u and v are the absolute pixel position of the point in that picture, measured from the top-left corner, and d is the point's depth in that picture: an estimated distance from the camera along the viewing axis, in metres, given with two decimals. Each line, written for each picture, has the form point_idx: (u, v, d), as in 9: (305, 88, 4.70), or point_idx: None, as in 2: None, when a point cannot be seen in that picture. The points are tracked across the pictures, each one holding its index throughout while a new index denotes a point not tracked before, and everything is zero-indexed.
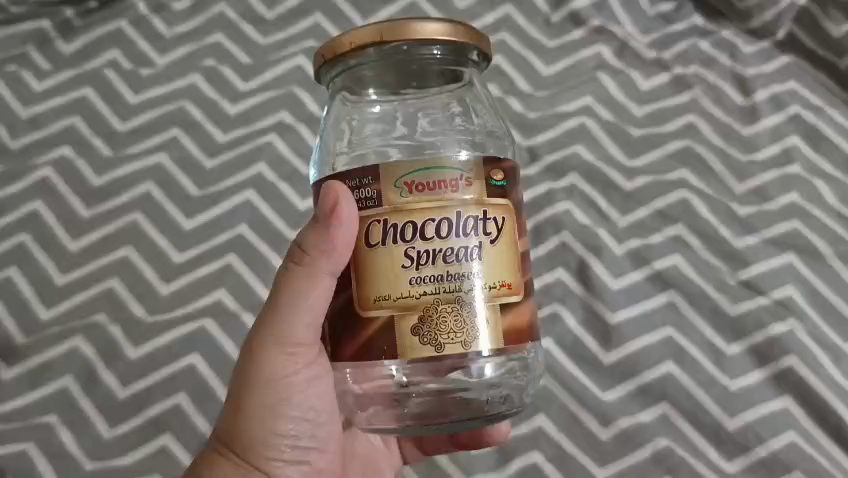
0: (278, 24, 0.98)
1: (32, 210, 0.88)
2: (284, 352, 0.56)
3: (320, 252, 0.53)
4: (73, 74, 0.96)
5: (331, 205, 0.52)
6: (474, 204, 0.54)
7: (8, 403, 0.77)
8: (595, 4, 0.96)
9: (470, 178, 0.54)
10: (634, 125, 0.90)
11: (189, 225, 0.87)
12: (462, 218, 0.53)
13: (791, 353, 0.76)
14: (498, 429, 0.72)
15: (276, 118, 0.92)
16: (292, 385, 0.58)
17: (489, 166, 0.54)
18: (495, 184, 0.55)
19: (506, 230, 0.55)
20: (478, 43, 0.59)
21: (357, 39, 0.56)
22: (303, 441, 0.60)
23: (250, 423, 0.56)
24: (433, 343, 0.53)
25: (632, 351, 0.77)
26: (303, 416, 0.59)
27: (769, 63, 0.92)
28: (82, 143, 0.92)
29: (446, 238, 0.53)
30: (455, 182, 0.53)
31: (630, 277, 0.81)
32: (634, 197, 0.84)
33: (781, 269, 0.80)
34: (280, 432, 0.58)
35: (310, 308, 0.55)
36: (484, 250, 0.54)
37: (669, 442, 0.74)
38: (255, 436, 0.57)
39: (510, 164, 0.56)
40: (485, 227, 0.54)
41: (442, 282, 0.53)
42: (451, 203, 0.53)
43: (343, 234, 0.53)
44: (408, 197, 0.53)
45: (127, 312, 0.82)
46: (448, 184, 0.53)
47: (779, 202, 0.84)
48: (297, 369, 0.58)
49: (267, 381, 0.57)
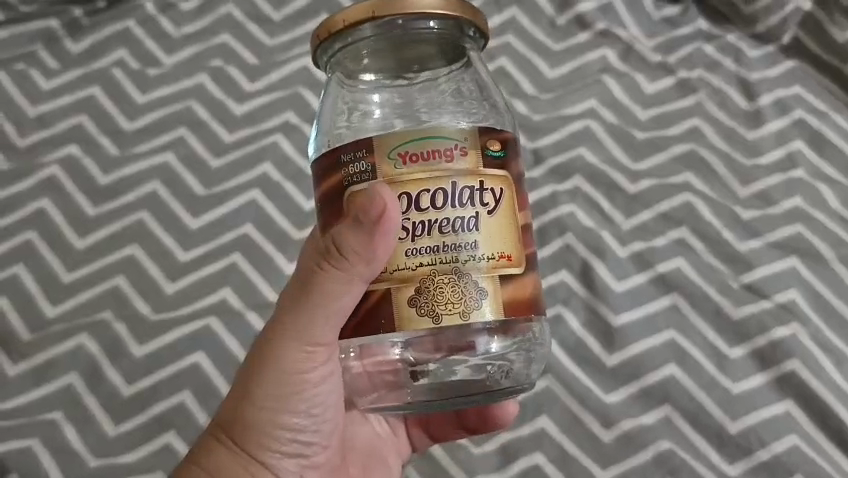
0: (284, 25, 0.99)
1: (38, 208, 0.88)
2: (304, 351, 0.55)
3: (358, 259, 0.51)
4: (81, 73, 0.97)
5: (377, 213, 0.49)
6: (470, 176, 0.53)
7: (14, 399, 0.78)
8: (599, 8, 0.96)
9: (466, 149, 0.54)
10: (638, 129, 0.90)
11: (195, 225, 0.87)
12: (458, 188, 0.53)
13: (793, 356, 0.76)
14: (506, 409, 0.72)
15: (282, 118, 0.93)
16: (308, 382, 0.57)
17: (484, 136, 0.54)
18: (492, 154, 0.54)
19: (504, 201, 0.54)
20: (473, 19, 0.59)
21: (348, 16, 0.56)
22: (305, 435, 0.60)
23: (257, 416, 0.56)
24: (430, 315, 0.53)
25: (635, 354, 0.78)
26: (311, 412, 0.59)
27: (774, 67, 0.93)
28: (88, 142, 0.92)
29: (441, 209, 0.53)
30: (450, 152, 0.53)
31: (633, 279, 0.81)
32: (638, 200, 0.85)
33: (784, 273, 0.80)
34: (286, 425, 0.58)
35: (339, 313, 0.53)
36: (481, 221, 0.53)
37: (671, 444, 0.74)
38: (260, 429, 0.57)
39: (507, 135, 0.55)
40: (482, 197, 0.54)
41: (438, 253, 0.53)
42: (447, 173, 0.53)
43: (385, 244, 0.51)
44: (402, 169, 0.53)
45: (132, 309, 0.83)
46: (442, 155, 0.53)
47: (783, 206, 0.84)
48: (315, 366, 0.57)
49: (282, 377, 0.56)
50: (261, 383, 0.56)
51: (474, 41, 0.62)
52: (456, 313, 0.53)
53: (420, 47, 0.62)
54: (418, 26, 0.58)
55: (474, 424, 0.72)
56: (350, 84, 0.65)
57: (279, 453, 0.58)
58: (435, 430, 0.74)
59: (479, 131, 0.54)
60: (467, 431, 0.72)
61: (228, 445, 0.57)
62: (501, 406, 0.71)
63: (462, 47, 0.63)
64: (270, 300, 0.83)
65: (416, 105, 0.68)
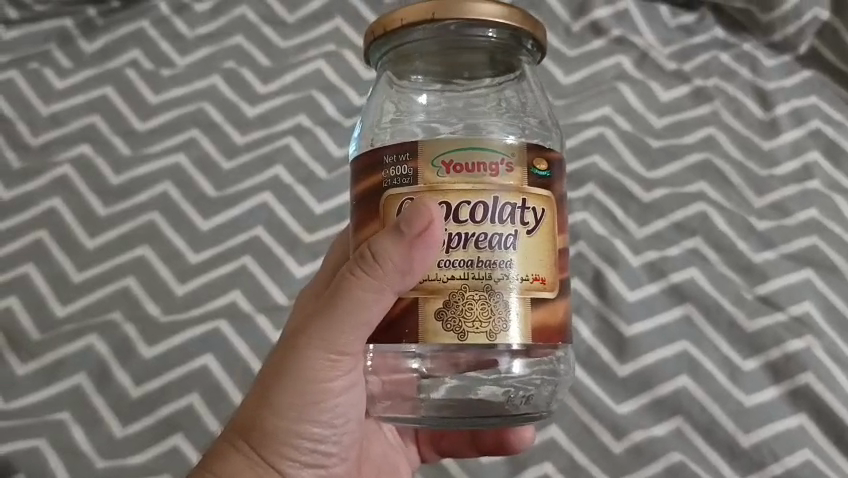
0: (298, 27, 0.99)
1: (50, 207, 0.89)
2: (330, 358, 0.55)
3: (393, 268, 0.51)
4: (94, 73, 0.97)
5: (421, 224, 0.50)
6: (513, 192, 0.53)
7: (22, 398, 0.78)
8: (615, 15, 0.96)
9: (512, 164, 0.53)
10: (653, 136, 0.89)
11: (206, 226, 0.87)
12: (499, 203, 0.52)
13: (807, 369, 0.75)
14: (521, 435, 0.71)
15: (295, 120, 0.92)
16: (332, 391, 0.56)
17: (533, 153, 0.54)
18: (537, 173, 0.54)
19: (545, 222, 0.54)
20: (530, 30, 0.58)
21: (405, 17, 0.56)
22: (323, 447, 0.59)
23: (277, 420, 0.55)
24: (456, 331, 0.52)
25: (648, 364, 0.77)
26: (332, 422, 0.58)
27: (790, 77, 0.92)
28: (101, 141, 0.92)
29: (480, 223, 0.52)
30: (496, 166, 0.53)
31: (646, 289, 0.80)
32: (652, 209, 0.84)
33: (799, 284, 0.79)
34: (306, 435, 0.57)
35: (368, 323, 0.53)
36: (519, 239, 0.53)
37: (682, 457, 0.73)
38: (278, 435, 0.55)
39: (555, 155, 0.55)
40: (523, 216, 0.53)
41: (472, 268, 0.52)
42: (490, 187, 0.52)
43: (423, 256, 0.51)
44: (446, 177, 0.52)
45: (143, 310, 0.82)
46: (488, 168, 0.52)
47: (798, 217, 0.83)
48: (340, 375, 0.56)
49: (305, 384, 0.55)
50: (284, 387, 0.55)
51: (528, 52, 0.62)
52: (483, 333, 0.52)
53: (470, 52, 0.62)
54: (475, 32, 0.58)
55: (487, 445, 0.71)
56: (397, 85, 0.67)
57: (295, 463, 0.57)
58: (444, 445, 0.73)
59: (527, 147, 0.53)
60: (477, 450, 0.72)
61: (245, 450, 0.55)
62: (517, 429, 0.71)
63: (515, 58, 0.63)
64: (281, 303, 0.83)
65: (461, 112, 0.69)
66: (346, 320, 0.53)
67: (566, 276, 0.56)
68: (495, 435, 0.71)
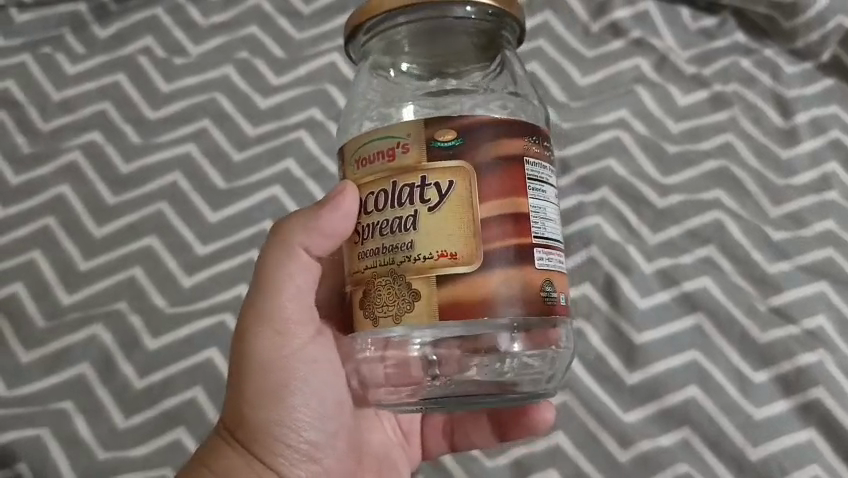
0: (313, 19, 0.97)
1: (58, 193, 0.88)
2: (274, 329, 0.57)
3: (301, 226, 0.56)
4: (107, 60, 0.96)
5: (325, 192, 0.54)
6: (409, 171, 0.52)
7: (26, 386, 0.77)
8: (635, 16, 0.95)
9: (409, 144, 0.52)
10: (670, 142, 0.88)
11: (215, 218, 0.86)
12: (397, 187, 0.52)
13: (819, 384, 0.74)
14: (538, 419, 0.71)
15: (307, 113, 0.92)
16: (290, 368, 0.57)
17: (432, 127, 0.52)
18: (439, 146, 0.51)
19: (452, 197, 0.51)
20: (508, 8, 0.59)
21: (390, 3, 0.56)
22: (308, 434, 0.59)
23: (250, 411, 0.56)
24: (371, 316, 0.53)
25: (657, 373, 0.76)
26: (305, 406, 0.58)
27: (812, 85, 0.90)
28: (111, 129, 0.92)
29: (381, 210, 0.53)
30: (392, 151, 0.52)
31: (657, 297, 0.79)
32: (667, 215, 0.83)
33: (813, 297, 0.78)
34: (286, 424, 0.57)
35: (298, 285, 0.57)
36: (420, 218, 0.51)
37: (688, 468, 0.72)
38: (259, 427, 0.57)
39: (464, 122, 0.51)
40: (422, 194, 0.51)
41: (380, 255, 0.53)
42: (387, 174, 0.53)
43: (330, 218, 0.54)
44: (362, 171, 0.54)
45: (149, 301, 0.82)
46: (385, 155, 0.53)
47: (815, 228, 0.82)
48: (293, 347, 0.58)
49: (257, 366, 0.56)
50: (249, 371, 0.56)
51: (509, 30, 0.62)
52: (389, 316, 0.52)
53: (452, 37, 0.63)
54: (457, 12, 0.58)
55: (505, 430, 0.72)
56: (382, 69, 0.65)
57: (286, 457, 0.58)
58: (457, 438, 0.73)
59: (424, 123, 0.52)
60: (498, 439, 0.72)
61: (234, 451, 0.57)
62: (533, 414, 0.71)
63: (496, 40, 0.63)
64: None
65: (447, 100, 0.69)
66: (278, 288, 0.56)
67: (502, 248, 0.52)
68: (512, 417, 0.71)
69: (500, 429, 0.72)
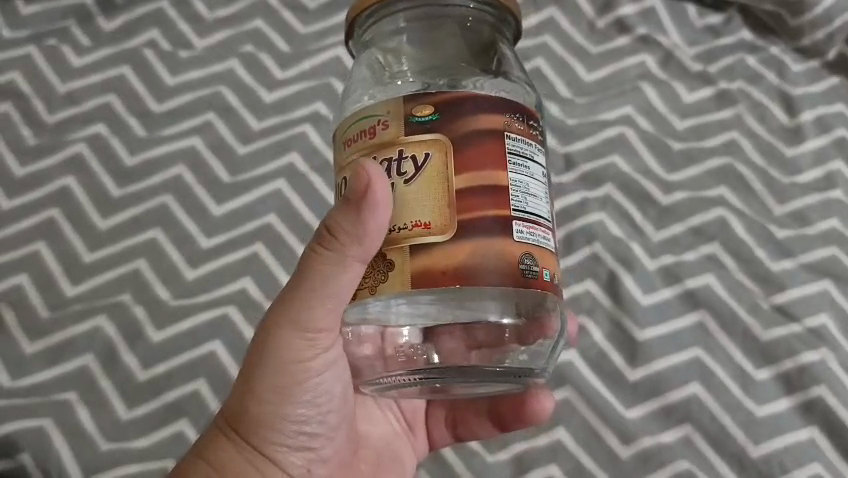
0: (318, 14, 0.98)
1: (63, 185, 0.88)
2: (305, 337, 0.54)
3: (349, 239, 0.50)
4: (112, 52, 0.96)
5: (363, 185, 0.48)
6: (387, 147, 0.52)
7: (30, 377, 0.77)
8: (641, 13, 0.95)
9: (389, 121, 0.52)
10: (675, 139, 0.88)
11: (219, 212, 0.86)
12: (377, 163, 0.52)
13: (821, 383, 0.74)
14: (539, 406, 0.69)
15: (312, 108, 0.92)
16: (310, 370, 0.56)
17: (410, 103, 0.52)
18: (417, 121, 0.51)
19: (428, 169, 0.51)
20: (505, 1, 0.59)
21: None
22: (309, 428, 0.59)
23: (258, 406, 0.55)
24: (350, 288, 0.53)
25: (660, 369, 0.76)
26: (313, 402, 0.58)
27: (817, 83, 0.90)
28: (116, 122, 0.92)
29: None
30: (374, 128, 0.53)
31: (660, 294, 0.79)
32: (671, 213, 0.83)
33: (816, 296, 0.78)
34: (290, 418, 0.57)
35: (330, 295, 0.52)
36: (397, 192, 0.51)
37: (689, 465, 0.72)
38: (259, 420, 0.56)
39: (441, 96, 0.51)
40: (400, 168, 0.51)
41: None
42: (368, 150, 0.53)
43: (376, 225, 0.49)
44: (346, 151, 0.54)
45: (152, 294, 0.82)
46: (366, 133, 0.53)
47: (819, 227, 0.82)
48: (318, 353, 0.56)
49: (279, 364, 0.55)
50: (263, 371, 0.55)
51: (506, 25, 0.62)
52: (367, 287, 0.52)
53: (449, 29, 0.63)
54: None
55: (507, 419, 0.70)
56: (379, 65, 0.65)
57: (283, 447, 0.58)
58: (461, 429, 0.73)
59: (402, 100, 0.52)
60: (499, 429, 0.71)
61: (233, 441, 0.56)
62: (534, 401, 0.69)
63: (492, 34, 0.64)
64: None
65: None
66: (307, 293, 0.52)
67: (480, 216, 0.51)
68: (512, 407, 0.70)
69: (502, 418, 0.71)
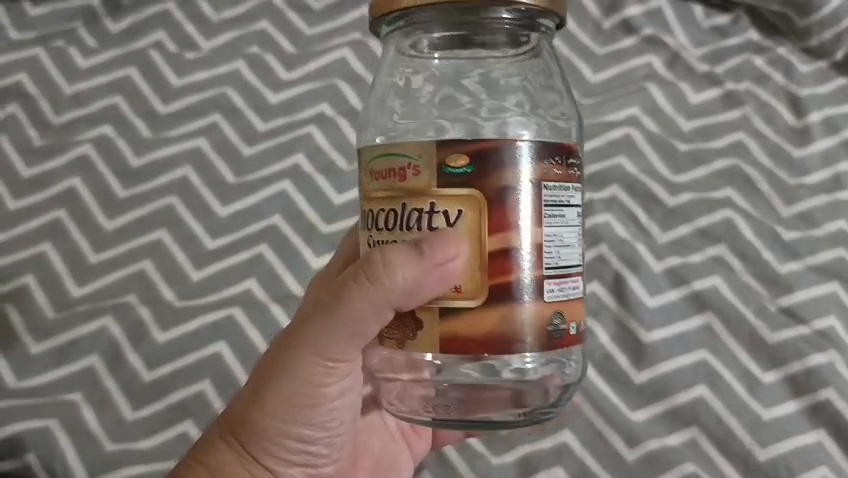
0: (324, 15, 0.98)
1: (69, 186, 0.89)
2: (326, 365, 0.54)
3: (400, 288, 0.49)
4: (118, 53, 0.97)
5: (441, 257, 0.49)
6: (419, 196, 0.50)
7: (35, 377, 0.78)
8: (648, 12, 0.94)
9: (420, 167, 0.50)
10: (681, 140, 0.88)
11: (224, 213, 0.86)
12: (406, 210, 0.51)
13: (829, 385, 0.73)
14: None
15: (317, 109, 0.92)
16: (326, 395, 0.56)
17: (444, 151, 0.49)
18: (451, 172, 0.49)
19: (462, 225, 0.49)
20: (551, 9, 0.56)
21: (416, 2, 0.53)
22: (314, 448, 0.58)
23: (265, 419, 0.55)
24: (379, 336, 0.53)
25: (665, 372, 0.75)
26: (322, 426, 0.57)
27: (825, 84, 0.90)
28: (123, 123, 0.92)
29: (391, 231, 0.51)
30: (404, 171, 0.50)
31: (666, 295, 0.79)
32: (677, 214, 0.83)
33: (824, 298, 0.77)
34: (296, 436, 0.56)
35: (359, 330, 0.52)
36: None
37: (695, 468, 0.72)
38: (261, 432, 0.55)
39: (476, 146, 0.49)
40: (431, 221, 0.50)
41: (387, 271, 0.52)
42: (397, 194, 0.51)
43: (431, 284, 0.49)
44: (375, 185, 0.52)
45: (157, 294, 0.82)
46: (397, 174, 0.51)
47: (826, 228, 0.81)
48: (337, 381, 0.55)
49: (295, 386, 0.54)
50: (276, 385, 0.54)
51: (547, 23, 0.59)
52: (394, 341, 0.52)
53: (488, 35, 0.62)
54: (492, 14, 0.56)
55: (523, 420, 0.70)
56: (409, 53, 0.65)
57: (284, 461, 0.57)
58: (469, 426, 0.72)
59: (436, 146, 0.49)
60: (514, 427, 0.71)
61: (235, 448, 0.56)
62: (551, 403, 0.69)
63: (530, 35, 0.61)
64: (296, 294, 0.82)
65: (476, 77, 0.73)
66: (337, 323, 0.51)
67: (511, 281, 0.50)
68: None
69: None
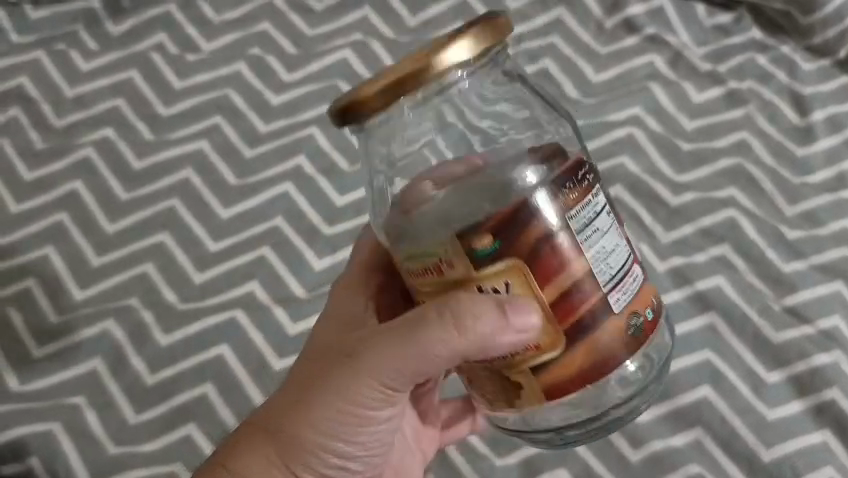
0: (325, 16, 1.00)
1: (71, 189, 0.89)
2: (378, 390, 0.56)
3: (479, 344, 0.51)
4: (120, 56, 0.98)
5: (521, 323, 0.50)
6: (464, 283, 0.51)
7: (38, 381, 0.77)
8: (650, 11, 0.96)
9: (452, 260, 0.50)
10: (684, 139, 0.88)
11: (226, 215, 0.86)
12: (459, 296, 0.51)
13: (834, 385, 0.72)
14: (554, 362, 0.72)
15: (319, 110, 0.92)
16: (367, 418, 0.57)
17: (466, 240, 0.49)
18: (482, 253, 0.49)
19: (518, 287, 0.50)
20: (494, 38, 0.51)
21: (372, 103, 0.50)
22: (351, 465, 0.60)
23: (302, 432, 0.57)
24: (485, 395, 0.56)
25: (669, 372, 0.75)
26: (362, 446, 0.59)
27: (827, 82, 0.89)
28: (125, 125, 0.93)
29: None
30: (439, 265, 0.51)
31: (670, 296, 0.78)
32: (681, 214, 0.82)
33: (830, 297, 0.76)
34: (330, 449, 0.58)
35: (421, 369, 0.54)
36: None
37: (700, 469, 0.70)
38: (299, 440, 0.57)
39: (495, 222, 0.49)
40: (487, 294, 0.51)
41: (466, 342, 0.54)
42: (445, 284, 0.51)
43: (512, 345, 0.50)
44: (417, 281, 0.53)
45: (160, 296, 0.82)
46: (433, 269, 0.51)
47: (832, 227, 0.80)
48: (387, 406, 0.57)
49: (340, 402, 0.56)
50: (321, 397, 0.56)
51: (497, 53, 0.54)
52: (501, 400, 0.55)
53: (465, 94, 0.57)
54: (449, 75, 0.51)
55: None
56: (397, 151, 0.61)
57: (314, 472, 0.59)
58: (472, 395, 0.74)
59: (457, 238, 0.49)
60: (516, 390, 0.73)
61: (269, 453, 0.58)
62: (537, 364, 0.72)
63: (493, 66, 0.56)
64: (297, 295, 0.81)
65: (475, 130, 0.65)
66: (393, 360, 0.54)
67: (582, 315, 0.50)
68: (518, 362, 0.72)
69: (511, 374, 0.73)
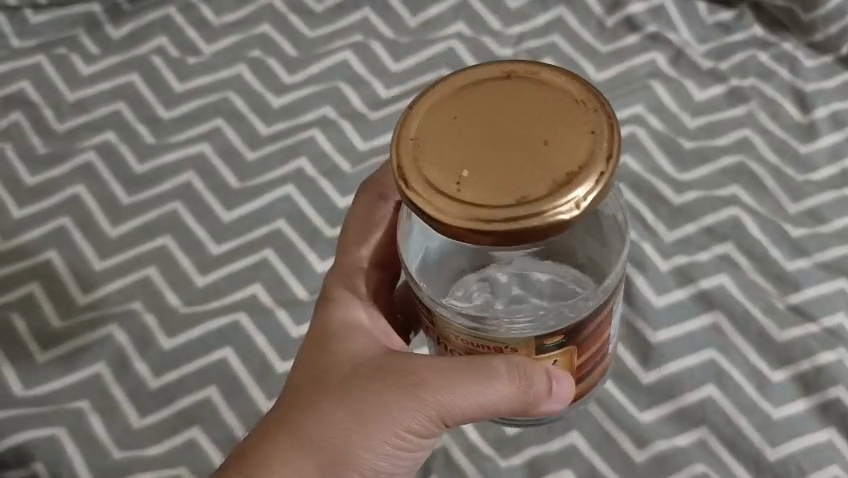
0: (325, 17, 1.00)
1: (73, 193, 0.89)
2: (433, 418, 0.57)
3: (527, 398, 0.57)
4: (120, 60, 0.99)
5: (562, 390, 0.58)
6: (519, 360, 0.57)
7: (42, 386, 0.77)
8: (652, 10, 0.96)
9: (518, 347, 0.55)
10: (686, 137, 0.87)
11: (228, 218, 0.86)
12: None
13: (838, 384, 0.72)
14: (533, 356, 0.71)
15: (320, 112, 0.92)
16: (405, 442, 0.58)
17: (541, 339, 0.54)
18: (548, 346, 0.55)
19: (562, 364, 0.58)
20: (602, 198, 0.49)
21: (460, 225, 0.47)
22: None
23: (337, 437, 0.56)
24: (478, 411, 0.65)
25: (672, 372, 0.75)
26: (388, 467, 0.59)
27: (829, 80, 0.89)
28: (125, 129, 0.93)
29: None
30: (501, 347, 0.56)
31: (673, 295, 0.78)
32: (683, 212, 0.82)
33: (834, 295, 0.76)
34: (364, 466, 0.57)
35: (474, 406, 0.57)
36: None
37: (705, 468, 0.70)
38: (339, 446, 0.56)
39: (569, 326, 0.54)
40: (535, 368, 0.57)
41: None
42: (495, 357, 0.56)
43: (549, 405, 0.58)
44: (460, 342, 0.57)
45: (163, 300, 0.82)
46: (492, 348, 0.56)
47: (835, 225, 0.80)
48: (427, 436, 0.59)
49: (394, 421, 0.57)
50: (375, 411, 0.56)
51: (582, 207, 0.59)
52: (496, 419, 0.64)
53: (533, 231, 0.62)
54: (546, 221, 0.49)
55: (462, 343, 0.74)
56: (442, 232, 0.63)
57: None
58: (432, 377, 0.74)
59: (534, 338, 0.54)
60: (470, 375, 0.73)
61: (283, 452, 0.57)
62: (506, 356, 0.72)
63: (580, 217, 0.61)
64: (299, 297, 0.81)
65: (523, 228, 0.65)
66: (447, 388, 0.56)
67: (590, 370, 0.61)
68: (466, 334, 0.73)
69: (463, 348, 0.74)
